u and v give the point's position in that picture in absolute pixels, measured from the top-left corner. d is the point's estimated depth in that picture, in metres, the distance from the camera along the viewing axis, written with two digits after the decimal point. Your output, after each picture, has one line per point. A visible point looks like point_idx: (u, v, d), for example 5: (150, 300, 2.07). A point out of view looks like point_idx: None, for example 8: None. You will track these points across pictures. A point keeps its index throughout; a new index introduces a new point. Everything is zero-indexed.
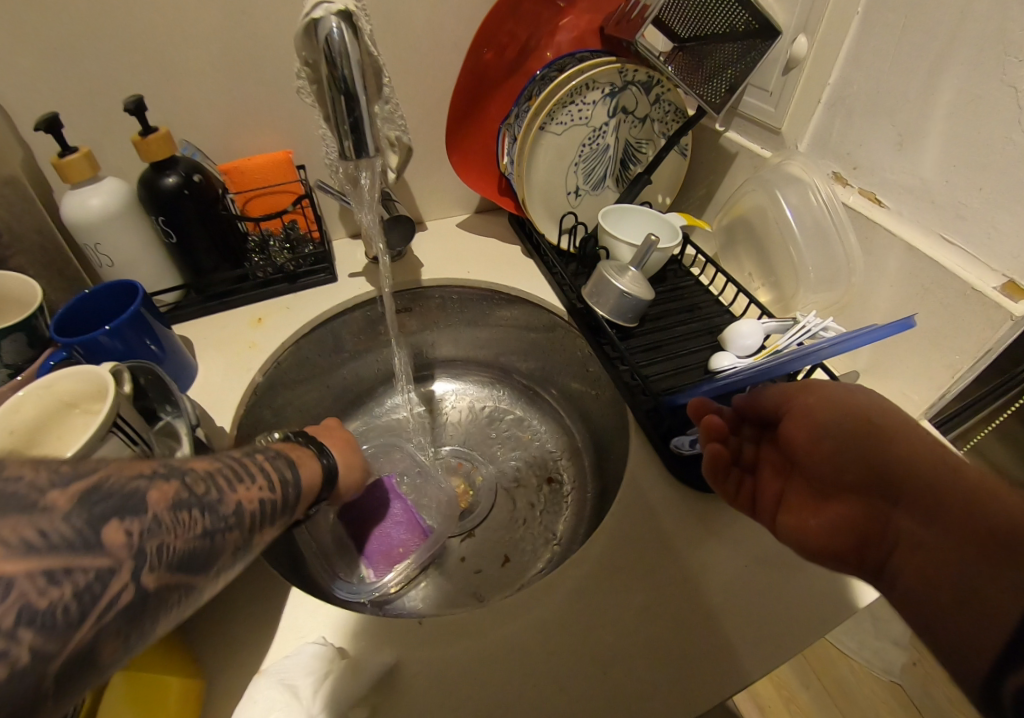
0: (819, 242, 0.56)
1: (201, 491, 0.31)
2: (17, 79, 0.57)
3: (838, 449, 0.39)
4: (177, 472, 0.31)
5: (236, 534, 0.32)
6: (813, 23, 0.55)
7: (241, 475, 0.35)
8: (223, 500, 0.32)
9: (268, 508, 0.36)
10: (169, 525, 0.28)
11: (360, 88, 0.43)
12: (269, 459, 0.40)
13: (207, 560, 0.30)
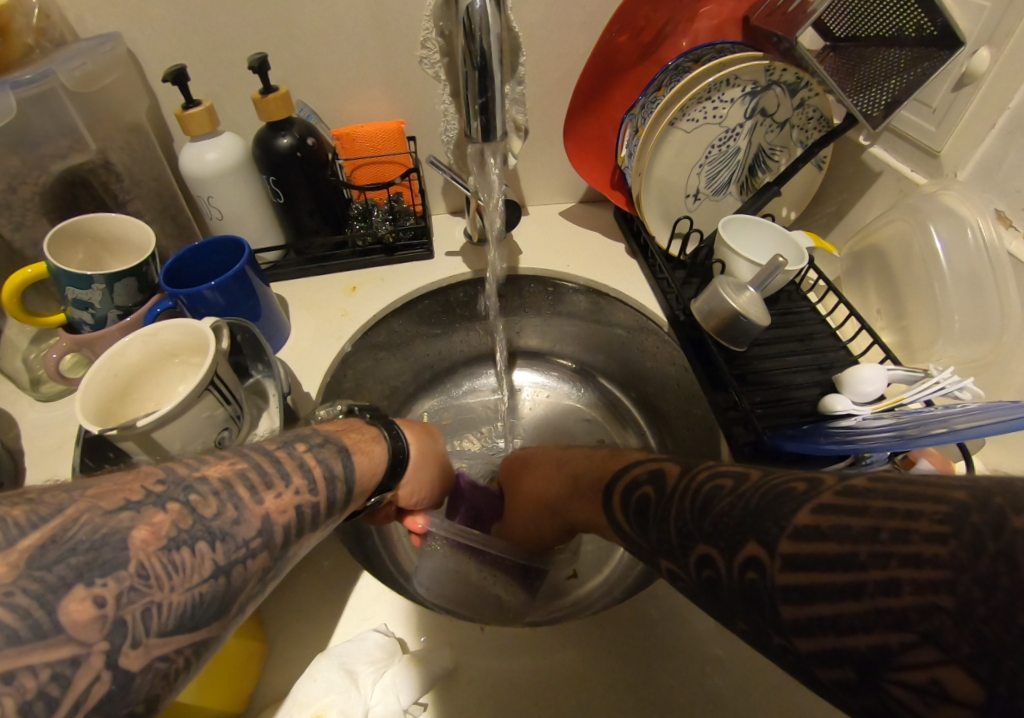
0: (970, 288, 0.50)
1: (208, 517, 0.30)
2: (153, 26, 0.58)
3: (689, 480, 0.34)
4: (180, 495, 0.30)
5: (267, 553, 0.32)
6: (1002, 36, 0.47)
7: (268, 477, 0.35)
8: (242, 521, 0.32)
9: (308, 512, 0.36)
10: (161, 578, 0.27)
11: (496, 66, 0.39)
12: (315, 452, 0.40)
13: (226, 600, 0.29)
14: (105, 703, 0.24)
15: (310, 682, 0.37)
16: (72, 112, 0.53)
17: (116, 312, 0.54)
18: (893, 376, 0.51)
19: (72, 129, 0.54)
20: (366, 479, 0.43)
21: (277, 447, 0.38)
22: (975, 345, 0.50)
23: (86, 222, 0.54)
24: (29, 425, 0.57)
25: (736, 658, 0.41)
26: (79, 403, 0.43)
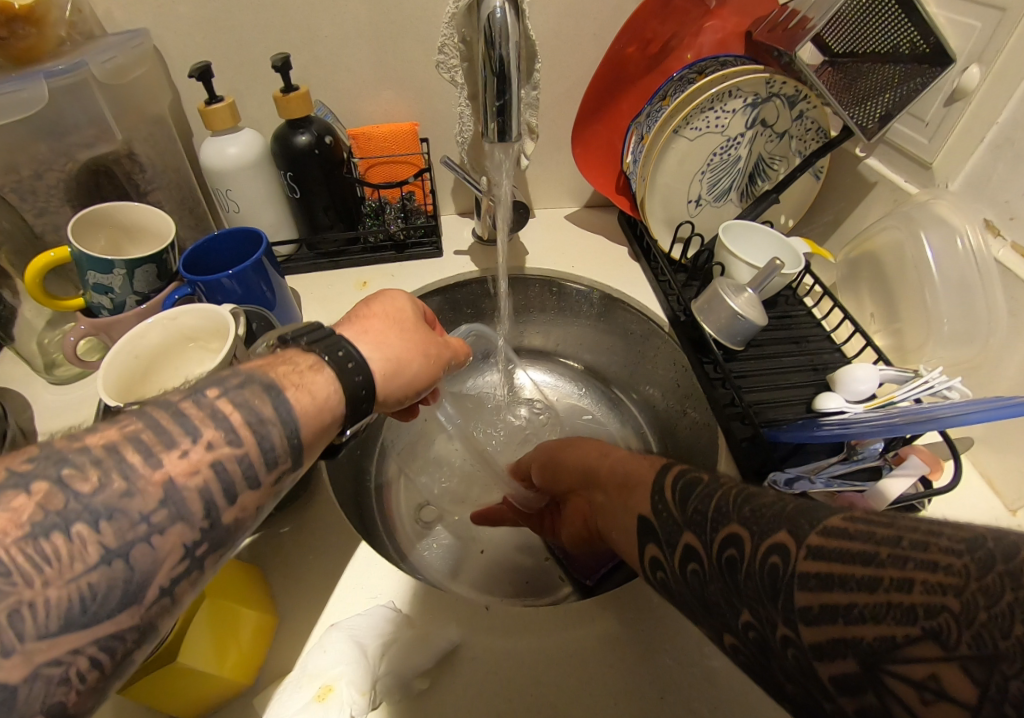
0: (958, 293, 0.52)
1: (88, 492, 0.26)
2: (180, 27, 0.60)
3: (605, 483, 0.47)
4: (51, 469, 0.26)
5: (184, 527, 0.28)
6: (992, 53, 0.50)
7: (170, 437, 0.29)
8: (135, 492, 0.27)
9: (235, 464, 0.30)
10: (27, 575, 0.23)
11: (514, 71, 0.41)
12: (232, 394, 0.32)
13: (132, 589, 0.26)
14: None
15: (323, 651, 0.39)
16: (101, 103, 0.55)
17: (134, 297, 0.55)
18: (885, 376, 0.53)
19: (100, 119, 0.56)
20: (315, 419, 0.35)
21: (182, 398, 0.31)
22: (961, 348, 0.52)
23: (108, 210, 0.56)
24: (43, 408, 0.59)
25: None
26: (101, 381, 0.44)
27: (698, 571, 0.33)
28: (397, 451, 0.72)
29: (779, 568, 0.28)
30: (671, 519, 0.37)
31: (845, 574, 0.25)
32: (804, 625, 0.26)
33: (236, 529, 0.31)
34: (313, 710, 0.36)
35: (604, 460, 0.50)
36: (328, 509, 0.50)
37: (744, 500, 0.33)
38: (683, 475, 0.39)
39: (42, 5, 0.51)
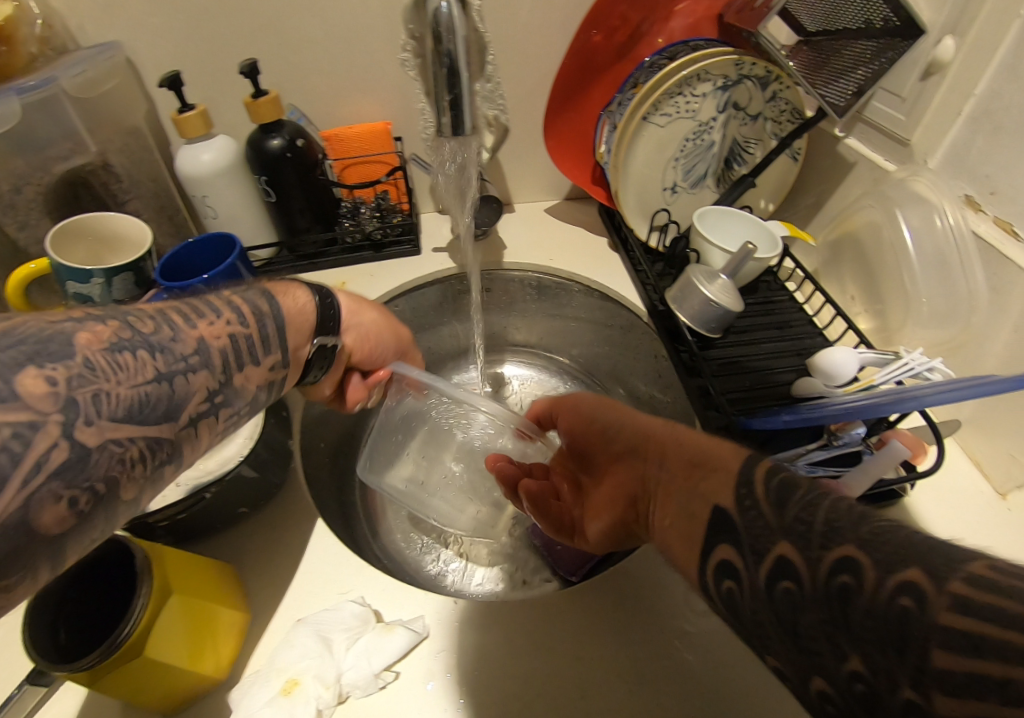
0: (938, 271, 0.51)
1: (148, 331, 0.32)
2: (151, 36, 0.61)
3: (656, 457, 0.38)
4: (117, 315, 0.32)
5: (208, 375, 0.34)
6: (965, 24, 0.49)
7: (198, 312, 0.36)
8: (178, 340, 0.33)
9: (245, 343, 0.38)
10: (107, 371, 0.28)
11: (464, 65, 0.41)
12: (240, 294, 0.40)
13: (173, 406, 0.32)
14: (67, 468, 0.26)
15: (289, 649, 0.39)
16: (74, 116, 0.56)
17: (114, 305, 0.56)
18: (865, 359, 0.52)
19: (74, 131, 0.57)
20: (298, 317, 0.44)
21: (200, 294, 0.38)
22: (943, 328, 0.51)
23: (85, 221, 0.57)
24: None
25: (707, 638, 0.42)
26: None
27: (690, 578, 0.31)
28: None
29: (909, 614, 0.20)
30: (755, 519, 0.27)
31: (1003, 643, 0.17)
32: (941, 695, 0.18)
33: (241, 394, 0.38)
34: (279, 704, 0.36)
35: (671, 449, 0.37)
36: (303, 508, 0.50)
37: (822, 508, 0.25)
38: (779, 470, 0.28)
39: (11, 23, 0.52)
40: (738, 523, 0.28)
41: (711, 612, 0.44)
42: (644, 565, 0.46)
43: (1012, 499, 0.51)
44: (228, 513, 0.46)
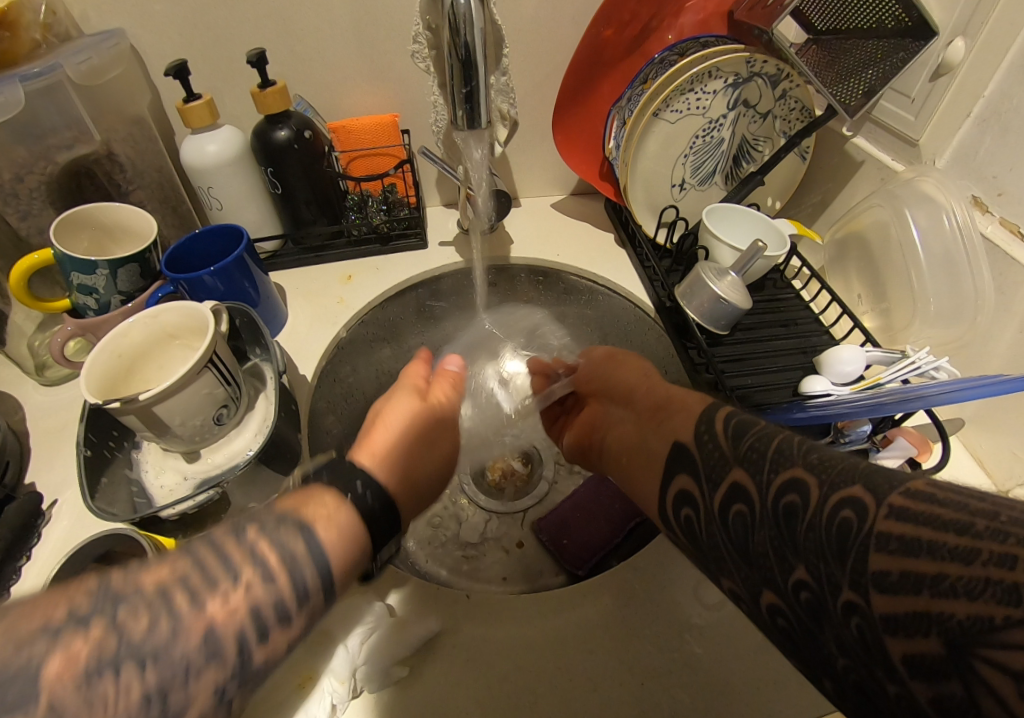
0: (945, 271, 0.52)
1: (140, 625, 0.25)
2: (156, 24, 0.60)
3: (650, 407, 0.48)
4: (108, 608, 0.25)
5: (217, 671, 0.26)
6: (976, 24, 0.49)
7: (212, 578, 0.28)
8: (180, 632, 0.26)
9: (273, 614, 0.29)
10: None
11: (480, 58, 0.42)
12: (271, 535, 0.31)
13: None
14: None
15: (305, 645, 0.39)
16: (79, 105, 0.56)
17: (118, 296, 0.56)
18: (871, 357, 0.52)
19: (78, 121, 0.56)
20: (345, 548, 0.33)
21: (227, 531, 0.31)
22: (948, 327, 0.52)
23: (88, 210, 0.56)
24: (33, 408, 0.60)
25: (715, 632, 0.43)
26: (84, 379, 0.44)
27: (744, 513, 0.32)
28: None
29: (851, 522, 0.26)
30: (718, 450, 0.36)
31: (937, 541, 0.23)
32: (877, 592, 0.24)
33: (267, 671, 0.29)
34: (295, 699, 0.37)
35: (659, 399, 0.48)
36: None
37: (808, 446, 0.31)
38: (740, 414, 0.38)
39: (14, 9, 0.51)
40: (697, 454, 0.38)
41: (721, 604, 0.44)
42: (651, 560, 0.46)
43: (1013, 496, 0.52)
44: None
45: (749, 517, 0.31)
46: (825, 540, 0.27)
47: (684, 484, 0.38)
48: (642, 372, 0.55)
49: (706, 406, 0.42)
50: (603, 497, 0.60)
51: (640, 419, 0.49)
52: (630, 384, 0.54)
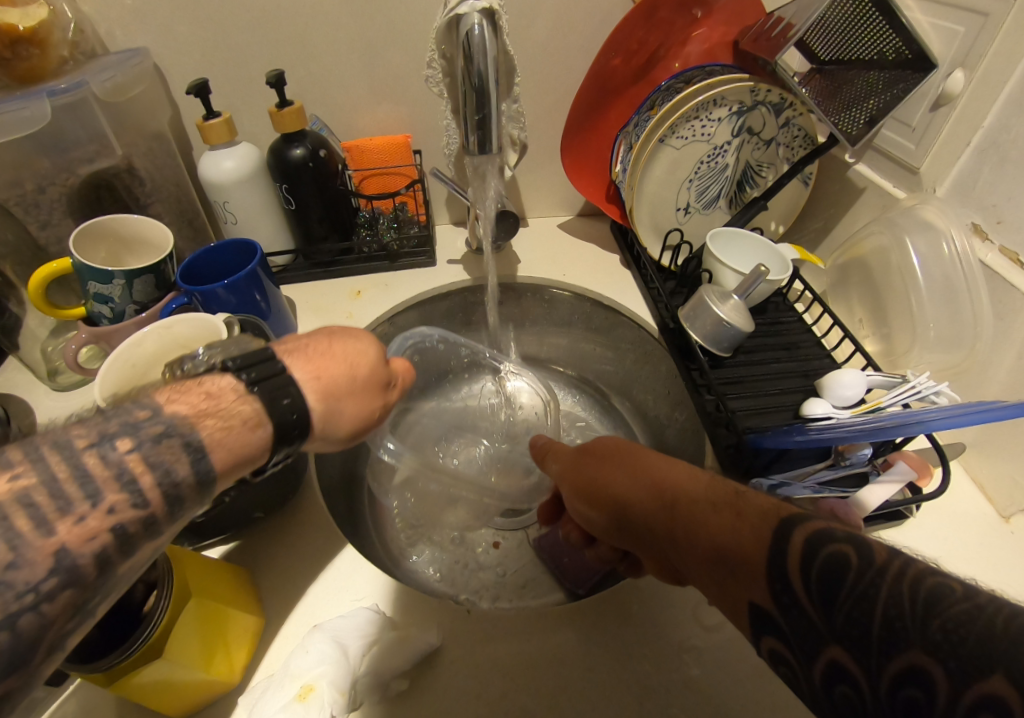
0: (945, 298, 0.52)
1: (153, 429, 0.27)
2: (181, 46, 0.62)
3: (657, 507, 0.40)
4: (146, 416, 0.28)
5: (75, 591, 0.23)
6: (975, 58, 0.50)
7: (63, 492, 0.24)
8: (22, 563, 0.22)
9: (139, 527, 0.26)
10: (85, 480, 0.24)
11: (491, 86, 0.44)
12: (147, 450, 0.26)
13: (19, 651, 0.22)
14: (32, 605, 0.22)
15: (306, 657, 0.39)
16: (102, 120, 0.57)
17: (133, 306, 0.57)
18: (872, 381, 0.53)
19: (101, 135, 0.58)
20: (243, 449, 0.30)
21: (82, 443, 0.25)
22: (949, 353, 0.52)
23: (108, 222, 0.58)
24: (44, 414, 0.60)
25: (716, 654, 0.43)
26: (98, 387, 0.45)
27: (850, 694, 0.25)
28: None
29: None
30: (801, 613, 0.28)
31: None
32: None
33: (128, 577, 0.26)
34: (294, 709, 0.36)
35: (683, 513, 0.37)
36: (319, 514, 0.51)
37: (827, 590, 0.27)
38: (813, 557, 0.28)
39: (46, 26, 0.53)
40: (784, 618, 0.29)
41: (720, 626, 0.44)
42: (652, 580, 0.47)
43: (1014, 523, 0.52)
44: (245, 518, 0.47)
45: (856, 703, 0.25)
46: (870, 623, 0.25)
47: (774, 642, 0.30)
48: (641, 459, 0.44)
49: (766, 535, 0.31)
50: None
51: (665, 527, 0.38)
52: (643, 484, 0.42)
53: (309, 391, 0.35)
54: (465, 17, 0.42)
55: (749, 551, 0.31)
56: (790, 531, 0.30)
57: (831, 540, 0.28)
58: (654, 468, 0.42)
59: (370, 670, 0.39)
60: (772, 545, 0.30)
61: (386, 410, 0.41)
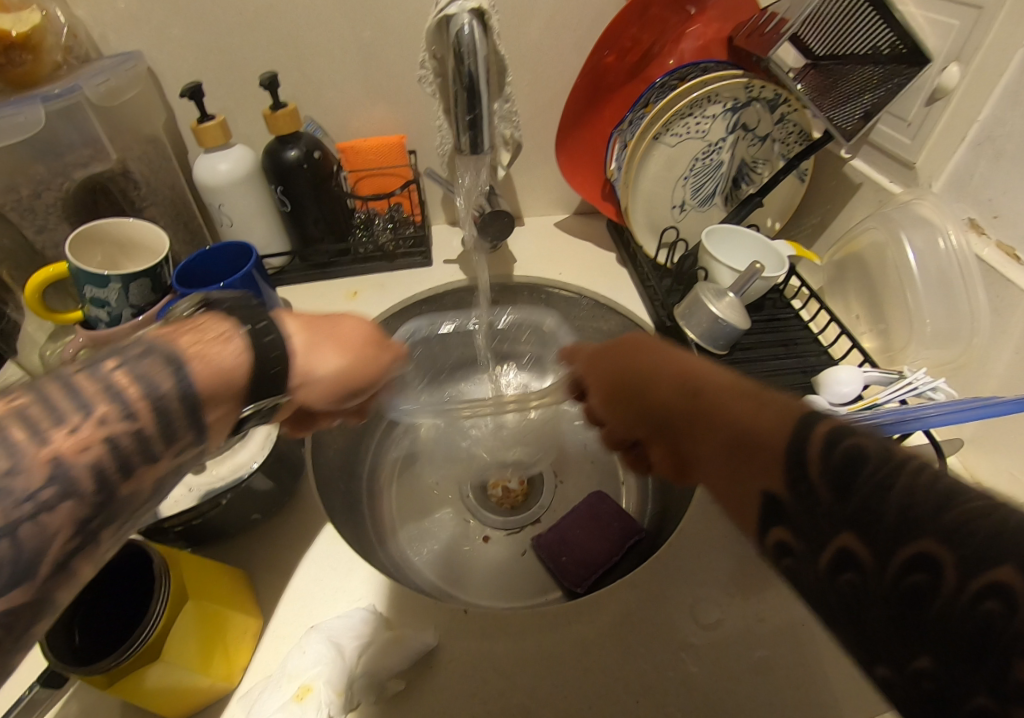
0: (942, 294, 0.52)
1: (137, 348, 0.26)
2: (175, 49, 0.62)
3: (674, 395, 0.33)
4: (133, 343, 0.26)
5: (77, 503, 0.22)
6: (969, 52, 0.50)
7: (58, 408, 0.22)
8: (18, 470, 0.20)
9: (134, 442, 0.24)
10: (71, 400, 0.23)
11: (483, 86, 0.44)
12: (131, 364, 0.25)
13: (22, 567, 0.20)
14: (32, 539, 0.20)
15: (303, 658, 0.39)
16: (96, 124, 0.57)
17: (129, 310, 0.57)
18: (869, 378, 0.52)
19: (95, 139, 0.58)
20: (217, 376, 0.28)
21: (69, 369, 0.24)
22: (946, 348, 0.52)
23: (103, 226, 0.58)
24: None
25: (713, 651, 0.43)
26: None
27: (856, 583, 0.22)
28: (389, 458, 0.72)
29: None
30: (807, 502, 0.23)
31: None
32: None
33: (132, 502, 0.25)
34: (291, 709, 0.36)
35: (708, 399, 0.31)
36: (316, 516, 0.51)
37: (864, 483, 0.21)
38: (832, 447, 0.23)
39: (38, 32, 0.53)
40: (793, 504, 0.24)
41: (717, 624, 0.44)
42: (650, 578, 0.47)
43: None
44: (242, 520, 0.47)
45: (865, 588, 0.21)
46: (885, 507, 0.20)
47: (782, 533, 0.25)
48: (662, 350, 0.37)
49: (788, 424, 0.25)
50: (602, 514, 0.61)
51: (682, 417, 0.32)
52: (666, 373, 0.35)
53: (296, 327, 0.36)
54: (456, 17, 0.42)
55: (771, 434, 0.26)
56: (811, 425, 0.24)
57: (849, 433, 0.23)
58: (682, 358, 0.35)
59: (367, 670, 0.39)
60: (792, 435, 0.24)
61: (385, 357, 0.41)
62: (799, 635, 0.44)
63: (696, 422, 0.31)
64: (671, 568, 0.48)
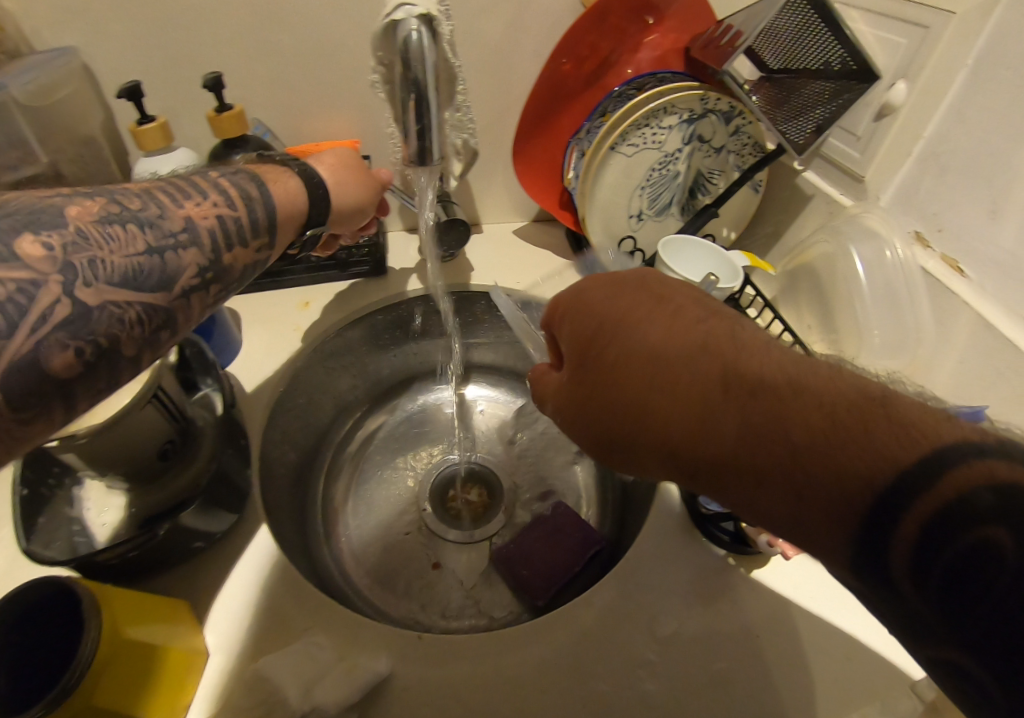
0: (889, 306, 0.53)
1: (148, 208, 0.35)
2: (110, 47, 0.59)
3: (752, 398, 0.29)
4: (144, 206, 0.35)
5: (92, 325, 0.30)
6: (915, 70, 0.51)
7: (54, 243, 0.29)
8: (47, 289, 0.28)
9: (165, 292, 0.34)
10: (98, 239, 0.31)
11: (430, 95, 0.43)
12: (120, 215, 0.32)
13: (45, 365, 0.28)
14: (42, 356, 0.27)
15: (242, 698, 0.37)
16: (23, 125, 0.54)
17: None
18: None
19: (22, 141, 0.54)
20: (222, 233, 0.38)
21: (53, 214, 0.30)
22: (895, 357, 0.53)
23: None
24: None
25: (669, 670, 0.43)
26: None
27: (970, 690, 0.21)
28: (344, 472, 0.70)
29: None
30: (935, 593, 0.22)
31: None
32: None
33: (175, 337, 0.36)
34: None
35: (804, 411, 0.26)
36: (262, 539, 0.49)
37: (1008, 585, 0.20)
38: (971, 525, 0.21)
39: None
40: (917, 587, 0.23)
41: (672, 638, 0.44)
42: (609, 594, 0.47)
43: None
44: (183, 548, 0.45)
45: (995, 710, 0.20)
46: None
47: (960, 659, 0.21)
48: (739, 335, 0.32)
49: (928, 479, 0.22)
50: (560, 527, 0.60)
51: (765, 427, 0.28)
52: (733, 365, 0.31)
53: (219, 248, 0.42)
54: (403, 23, 0.41)
55: (885, 478, 0.23)
56: (940, 477, 0.22)
57: (979, 515, 0.21)
58: (759, 353, 0.31)
59: (316, 704, 0.37)
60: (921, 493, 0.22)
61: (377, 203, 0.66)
62: (752, 648, 0.44)
63: (785, 446, 0.27)
64: (628, 585, 0.47)
